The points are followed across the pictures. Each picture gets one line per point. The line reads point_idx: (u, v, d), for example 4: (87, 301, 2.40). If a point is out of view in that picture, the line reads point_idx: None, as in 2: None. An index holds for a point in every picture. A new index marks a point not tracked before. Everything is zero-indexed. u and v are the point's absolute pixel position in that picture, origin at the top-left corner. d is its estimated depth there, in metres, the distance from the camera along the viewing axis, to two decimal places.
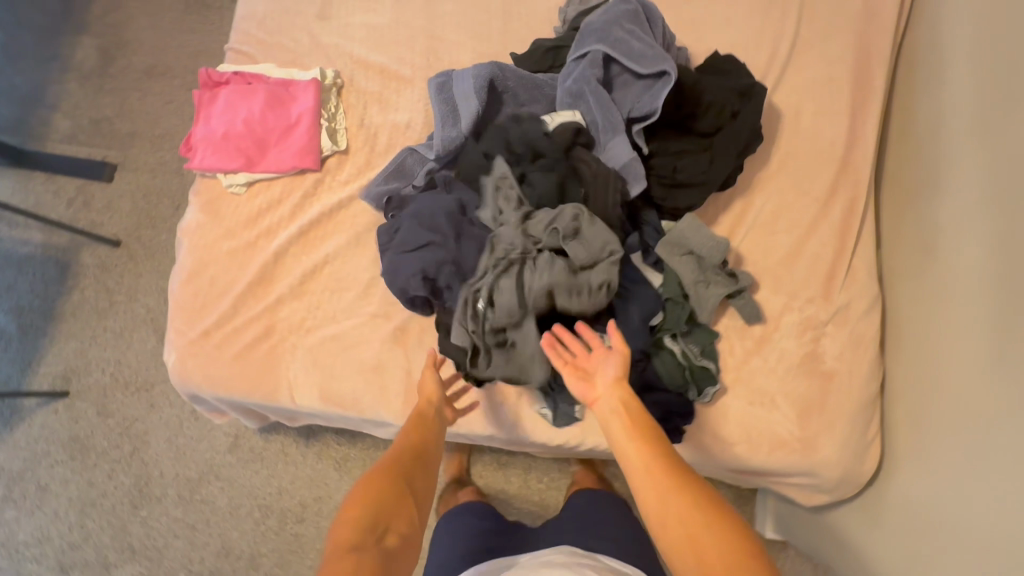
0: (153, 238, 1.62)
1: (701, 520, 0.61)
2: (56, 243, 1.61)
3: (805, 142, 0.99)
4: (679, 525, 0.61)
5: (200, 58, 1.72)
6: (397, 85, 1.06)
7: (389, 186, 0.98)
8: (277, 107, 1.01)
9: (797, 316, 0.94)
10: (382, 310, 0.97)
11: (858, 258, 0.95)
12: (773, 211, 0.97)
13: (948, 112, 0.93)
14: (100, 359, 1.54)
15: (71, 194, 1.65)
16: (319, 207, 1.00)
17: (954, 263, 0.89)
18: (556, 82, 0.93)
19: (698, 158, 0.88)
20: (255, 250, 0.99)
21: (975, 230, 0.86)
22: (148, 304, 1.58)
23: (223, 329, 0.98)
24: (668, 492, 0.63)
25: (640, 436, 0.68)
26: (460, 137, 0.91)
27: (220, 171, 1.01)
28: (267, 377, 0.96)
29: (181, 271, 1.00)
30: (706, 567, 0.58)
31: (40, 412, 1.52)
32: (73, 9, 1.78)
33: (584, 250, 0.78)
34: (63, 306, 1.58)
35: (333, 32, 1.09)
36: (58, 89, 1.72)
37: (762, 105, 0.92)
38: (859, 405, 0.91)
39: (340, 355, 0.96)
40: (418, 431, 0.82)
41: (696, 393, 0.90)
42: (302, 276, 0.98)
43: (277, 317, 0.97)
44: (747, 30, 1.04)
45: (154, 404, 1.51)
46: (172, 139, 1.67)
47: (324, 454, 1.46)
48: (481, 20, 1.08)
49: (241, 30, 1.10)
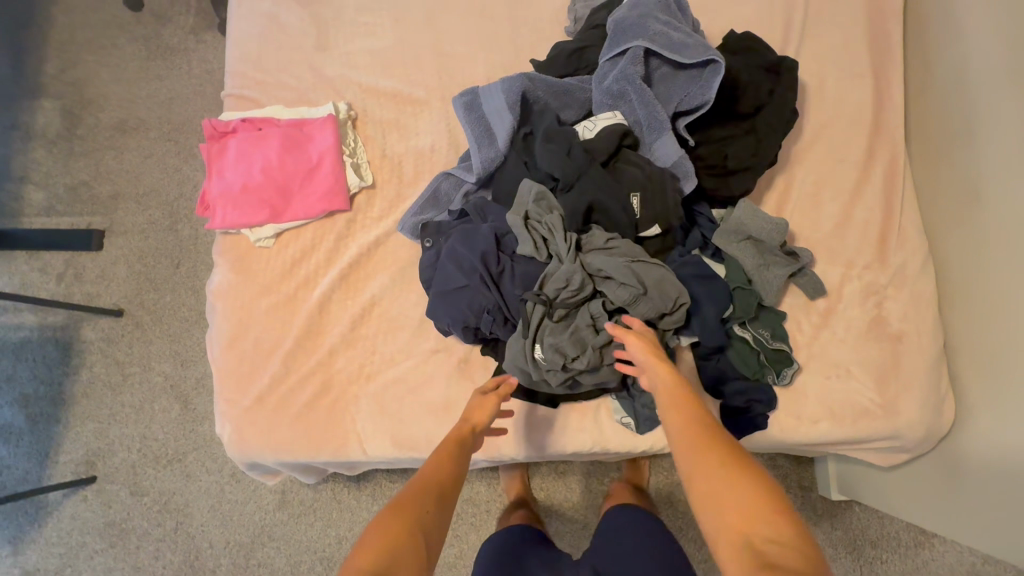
0: (157, 301, 1.53)
1: (725, 464, 0.58)
2: (53, 323, 1.51)
3: (834, 110, 0.99)
4: (709, 485, 0.57)
5: (174, 105, 1.64)
6: (414, 109, 1.02)
7: (426, 215, 0.93)
8: (295, 150, 0.96)
9: (858, 283, 0.94)
10: (442, 345, 0.93)
11: (905, 218, 0.96)
12: (816, 183, 0.97)
13: (970, 60, 0.94)
14: (123, 437, 1.46)
15: (60, 268, 1.55)
16: (356, 248, 0.96)
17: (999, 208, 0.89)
18: (586, 84, 0.90)
19: (745, 142, 0.88)
20: (297, 303, 0.95)
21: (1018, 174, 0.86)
22: (164, 371, 1.49)
23: (277, 390, 0.92)
24: (697, 454, 0.60)
25: (670, 398, 0.67)
26: (499, 156, 0.88)
27: (245, 227, 0.95)
28: (332, 433, 0.91)
29: (221, 337, 0.95)
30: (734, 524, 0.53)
31: (68, 503, 1.42)
32: (26, 72, 1.67)
33: (651, 300, 0.74)
34: (73, 388, 1.49)
35: (336, 63, 1.04)
36: (25, 159, 1.61)
37: (794, 79, 0.92)
38: (932, 362, 0.92)
39: (406, 398, 0.92)
40: (451, 459, 0.69)
41: (774, 376, 0.90)
42: (352, 322, 0.94)
43: (333, 369, 0.93)
44: (758, 4, 1.03)
45: (190, 474, 1.44)
46: (159, 195, 1.59)
47: (378, 495, 1.41)
48: (488, 29, 1.05)
49: (237, 73, 1.04)
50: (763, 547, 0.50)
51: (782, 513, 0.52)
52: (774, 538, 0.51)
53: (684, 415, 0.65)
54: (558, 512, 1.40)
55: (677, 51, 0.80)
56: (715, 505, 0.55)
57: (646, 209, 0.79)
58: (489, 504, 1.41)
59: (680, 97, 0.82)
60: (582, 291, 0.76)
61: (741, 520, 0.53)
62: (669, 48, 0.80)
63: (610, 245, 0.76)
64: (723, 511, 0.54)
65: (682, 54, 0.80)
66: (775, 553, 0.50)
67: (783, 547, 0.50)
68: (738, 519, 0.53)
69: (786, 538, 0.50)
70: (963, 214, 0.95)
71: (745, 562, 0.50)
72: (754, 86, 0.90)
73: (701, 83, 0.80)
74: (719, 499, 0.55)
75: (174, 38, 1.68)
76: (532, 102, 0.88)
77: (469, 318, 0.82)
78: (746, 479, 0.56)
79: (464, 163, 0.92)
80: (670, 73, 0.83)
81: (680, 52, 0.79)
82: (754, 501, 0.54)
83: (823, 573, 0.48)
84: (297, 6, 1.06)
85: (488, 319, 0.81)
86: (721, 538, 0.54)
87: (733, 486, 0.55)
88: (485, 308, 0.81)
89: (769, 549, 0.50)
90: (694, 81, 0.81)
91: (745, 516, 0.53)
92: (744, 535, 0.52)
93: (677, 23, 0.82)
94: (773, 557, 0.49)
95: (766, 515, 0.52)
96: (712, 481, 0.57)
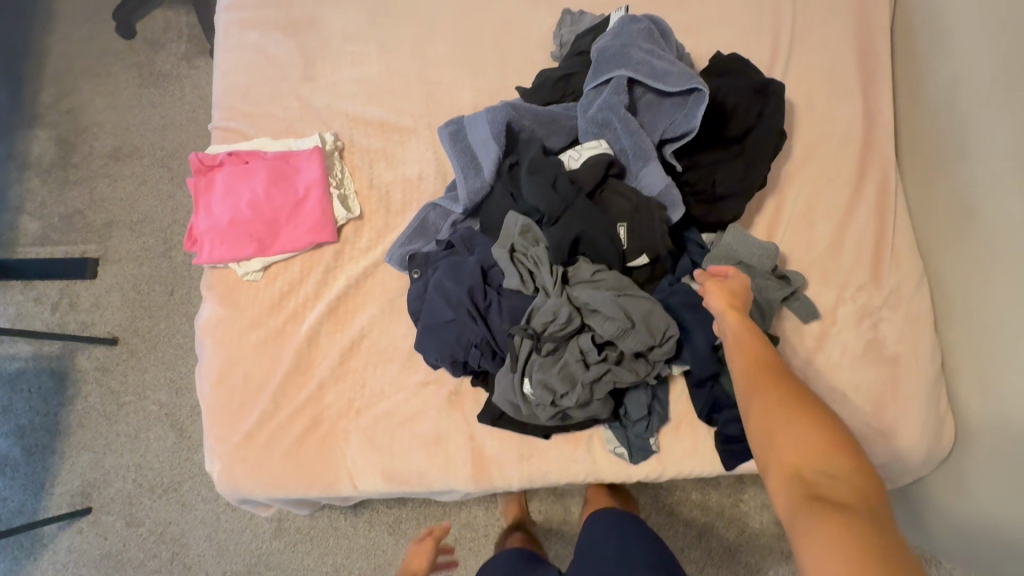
0: (152, 328, 1.53)
1: (790, 405, 0.64)
2: (48, 353, 1.51)
3: (825, 129, 0.98)
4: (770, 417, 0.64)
5: (167, 132, 1.64)
6: (401, 137, 1.02)
7: (413, 245, 0.92)
8: (282, 183, 0.96)
9: (853, 305, 0.93)
10: (432, 376, 0.92)
11: (899, 237, 0.95)
12: (808, 203, 0.96)
13: (961, 78, 0.93)
14: (118, 466, 1.45)
15: (54, 298, 1.55)
16: (344, 280, 0.95)
17: (991, 227, 0.88)
18: (571, 112, 0.89)
19: (735, 166, 0.87)
20: (286, 337, 0.94)
21: (1009, 193, 0.85)
22: (159, 399, 1.49)
23: (267, 425, 0.92)
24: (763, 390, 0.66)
25: (736, 341, 0.72)
26: (486, 185, 0.87)
27: (232, 261, 0.95)
28: (323, 469, 0.90)
29: (210, 373, 0.94)
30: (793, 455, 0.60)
31: (64, 535, 1.42)
32: (20, 102, 1.68)
33: (638, 336, 0.73)
34: (69, 417, 1.48)
35: (322, 93, 1.03)
36: (20, 189, 1.62)
37: (782, 101, 0.91)
38: (928, 384, 0.90)
39: (397, 431, 0.91)
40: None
41: None
42: (342, 355, 0.93)
43: (323, 403, 0.92)
44: (746, 24, 1.02)
45: (186, 503, 1.43)
46: (153, 222, 1.59)
47: (375, 521, 1.40)
48: (474, 55, 1.04)
49: (223, 105, 1.04)
50: (815, 481, 0.58)
51: (839, 451, 0.59)
52: (831, 475, 0.58)
53: (749, 358, 0.70)
54: (557, 535, 1.38)
55: (661, 79, 0.79)
56: (774, 440, 0.62)
57: (634, 238, 0.78)
58: (487, 528, 1.39)
59: (665, 124, 0.82)
60: (570, 325, 0.76)
61: (800, 457, 0.60)
62: (653, 76, 0.80)
63: (597, 278, 0.75)
64: (781, 447, 0.62)
65: (665, 82, 0.79)
66: (825, 485, 0.57)
67: (835, 481, 0.57)
68: (795, 455, 0.60)
69: (843, 477, 0.58)
70: (957, 233, 0.94)
71: (795, 490, 0.58)
72: (742, 109, 0.89)
73: (686, 111, 0.80)
74: (778, 436, 0.62)
75: (166, 64, 1.69)
76: (517, 131, 0.87)
77: (457, 352, 0.81)
78: (809, 427, 0.62)
79: (451, 192, 0.91)
80: (654, 101, 0.83)
81: (663, 80, 0.79)
82: (815, 439, 0.60)
83: (869, 504, 0.56)
84: (283, 37, 1.06)
85: (476, 353, 0.80)
86: (773, 468, 0.62)
87: (796, 429, 0.62)
88: (473, 342, 0.80)
89: (819, 480, 0.58)
90: (678, 109, 0.81)
91: (801, 454, 0.60)
92: (797, 470, 0.59)
93: (660, 51, 0.81)
94: (822, 487, 0.57)
95: (825, 454, 0.59)
96: (774, 415, 0.64)
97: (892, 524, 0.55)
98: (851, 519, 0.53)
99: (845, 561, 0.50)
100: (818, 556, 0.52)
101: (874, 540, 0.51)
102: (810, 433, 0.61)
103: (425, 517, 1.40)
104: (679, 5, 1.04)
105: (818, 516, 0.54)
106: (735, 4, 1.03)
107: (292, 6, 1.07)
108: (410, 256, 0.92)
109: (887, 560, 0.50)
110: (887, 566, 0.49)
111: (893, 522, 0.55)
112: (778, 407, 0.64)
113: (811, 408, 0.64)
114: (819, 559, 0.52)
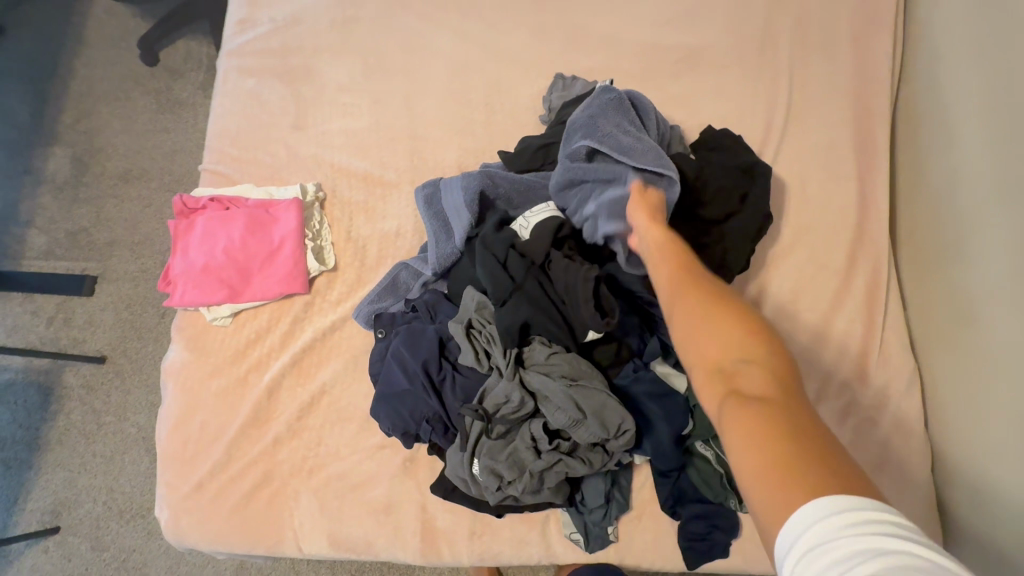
0: (140, 349, 1.54)
1: (708, 305, 0.61)
2: (38, 366, 1.54)
3: (815, 212, 0.95)
4: (691, 320, 0.61)
5: (177, 158, 1.69)
6: (383, 192, 1.02)
7: (380, 304, 0.89)
8: (259, 230, 0.96)
9: (835, 401, 0.87)
10: (388, 440, 0.90)
11: (888, 333, 0.90)
12: (793, 290, 0.92)
13: (961, 171, 0.89)
14: (91, 487, 1.45)
15: (51, 312, 1.58)
16: (311, 332, 0.94)
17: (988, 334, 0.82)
18: (548, 182, 0.88)
19: (712, 253, 0.84)
20: (247, 387, 0.93)
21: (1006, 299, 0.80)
22: (138, 422, 1.49)
23: (219, 476, 0.90)
24: (687, 299, 0.63)
25: (660, 252, 0.71)
26: (456, 252, 0.85)
27: (202, 305, 0.95)
28: (269, 528, 0.88)
29: (168, 416, 0.93)
30: (714, 353, 0.57)
31: (28, 553, 1.41)
32: (44, 120, 1.75)
33: (592, 429, 0.70)
34: (50, 433, 1.50)
35: (310, 142, 1.05)
36: (33, 204, 1.67)
37: (768, 186, 0.88)
38: (913, 495, 0.84)
39: (348, 495, 0.88)
40: None
41: (738, 501, 0.83)
42: (300, 410, 0.91)
43: (277, 459, 0.90)
44: (740, 99, 1.00)
45: (152, 531, 1.42)
46: (153, 244, 1.62)
47: (337, 569, 1.36)
48: (463, 114, 1.04)
49: (214, 148, 1.06)
50: (735, 373, 0.54)
51: (759, 340, 0.56)
52: (748, 363, 0.54)
53: (673, 270, 0.68)
54: None
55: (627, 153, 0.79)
56: (696, 342, 0.59)
57: None
58: None
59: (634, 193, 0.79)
60: (521, 409, 0.73)
61: (720, 353, 0.57)
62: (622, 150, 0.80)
63: (553, 362, 0.73)
64: (703, 348, 0.58)
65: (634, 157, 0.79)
66: (743, 374, 0.54)
67: (755, 368, 0.54)
68: (715, 347, 0.58)
69: (760, 362, 0.54)
70: (953, 333, 0.88)
71: (716, 388, 0.55)
72: (725, 193, 0.86)
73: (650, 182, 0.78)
74: (699, 335, 0.59)
75: (183, 93, 1.75)
76: (492, 198, 0.86)
77: (408, 425, 0.78)
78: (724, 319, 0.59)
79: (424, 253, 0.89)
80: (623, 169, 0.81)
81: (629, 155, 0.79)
82: (730, 333, 0.58)
83: (789, 385, 0.52)
84: (279, 85, 1.08)
85: (427, 427, 0.78)
86: (696, 367, 0.58)
87: (714, 327, 0.59)
88: (425, 416, 0.78)
89: (739, 371, 0.54)
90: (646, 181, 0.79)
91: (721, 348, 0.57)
92: (718, 364, 0.56)
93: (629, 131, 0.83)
94: (742, 376, 0.54)
95: (743, 342, 0.56)
96: (695, 319, 0.61)
97: (810, 407, 0.51)
98: (765, 408, 0.49)
99: (756, 438, 0.48)
100: (736, 451, 0.49)
101: (791, 418, 0.49)
102: (726, 328, 0.58)
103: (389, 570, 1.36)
104: (672, 76, 1.03)
105: (736, 409, 0.51)
106: (729, 79, 1.02)
107: (291, 56, 1.09)
108: (376, 315, 0.89)
109: (799, 442, 0.47)
110: (799, 449, 0.46)
111: (810, 403, 0.52)
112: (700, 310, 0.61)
113: (733, 305, 0.61)
114: (738, 450, 0.49)
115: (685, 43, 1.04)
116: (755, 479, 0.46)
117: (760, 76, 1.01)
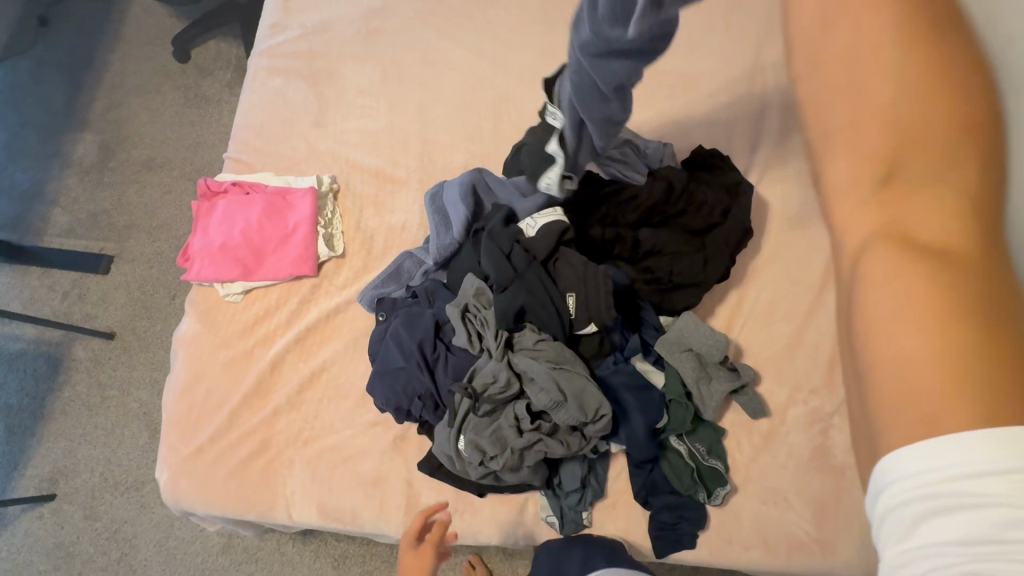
0: (149, 328, 1.61)
1: (964, 154, 0.49)
2: (49, 339, 1.60)
3: (794, 231, 1.01)
4: (958, 183, 0.48)
5: (199, 149, 1.77)
6: (393, 188, 1.09)
7: (385, 289, 0.95)
8: (275, 216, 1.03)
9: (803, 407, 0.92)
10: (381, 418, 0.95)
11: None
12: (769, 302, 0.98)
13: None
14: (89, 458, 1.50)
15: (66, 287, 1.65)
16: (315, 313, 1.01)
17: None
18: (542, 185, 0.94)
19: (693, 259, 0.91)
20: (252, 360, 0.99)
21: None
22: (141, 398, 1.55)
23: (218, 442, 0.95)
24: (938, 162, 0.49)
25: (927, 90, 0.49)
26: (454, 243, 0.92)
27: (217, 282, 1.01)
28: (262, 494, 0.93)
29: (176, 383, 0.99)
30: (945, 211, 0.48)
31: (24, 518, 1.46)
32: (76, 107, 1.84)
33: (571, 412, 0.75)
34: (54, 404, 1.55)
35: (329, 139, 1.12)
36: (58, 184, 1.75)
37: (749, 202, 0.95)
38: None
39: (339, 466, 0.94)
40: None
41: (706, 494, 0.88)
42: (300, 385, 0.97)
43: (274, 429, 0.96)
44: (729, 123, 1.08)
45: (145, 504, 1.46)
46: (169, 229, 1.70)
47: (321, 552, 1.40)
48: (472, 122, 1.12)
49: (239, 139, 1.14)
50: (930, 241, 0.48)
51: (970, 214, 0.48)
52: (943, 239, 0.47)
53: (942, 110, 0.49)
54: None
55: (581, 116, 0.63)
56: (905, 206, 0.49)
57: (583, 311, 0.81)
58: None
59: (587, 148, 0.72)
60: (507, 390, 0.79)
61: (923, 227, 0.48)
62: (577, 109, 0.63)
63: (538, 346, 0.79)
64: (923, 210, 0.49)
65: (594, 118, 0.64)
66: (948, 245, 0.47)
67: (954, 237, 0.47)
68: (882, 207, 0.50)
69: (958, 238, 0.47)
70: None
71: (888, 250, 0.48)
72: (709, 206, 0.93)
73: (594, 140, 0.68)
74: (924, 182, 0.49)
75: (211, 89, 1.84)
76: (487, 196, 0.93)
77: (400, 401, 0.84)
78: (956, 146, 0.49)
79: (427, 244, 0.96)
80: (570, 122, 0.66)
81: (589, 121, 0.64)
82: (957, 196, 0.48)
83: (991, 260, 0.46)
84: (304, 86, 1.16)
85: (419, 404, 0.84)
86: (847, 166, 0.52)
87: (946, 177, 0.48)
88: (417, 392, 0.84)
89: (934, 243, 0.47)
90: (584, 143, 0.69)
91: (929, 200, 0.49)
92: (910, 238, 0.48)
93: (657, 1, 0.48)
94: (946, 251, 0.47)
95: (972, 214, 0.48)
96: (939, 172, 0.49)
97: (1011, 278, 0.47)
98: (963, 288, 0.45)
99: (930, 342, 0.45)
100: (894, 343, 0.46)
101: (1003, 325, 0.44)
102: (959, 158, 0.48)
103: (372, 557, 1.39)
104: (669, 99, 1.11)
105: (917, 285, 0.46)
106: (721, 105, 1.09)
107: (317, 60, 1.18)
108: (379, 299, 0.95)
109: (996, 346, 0.43)
110: (993, 354, 0.43)
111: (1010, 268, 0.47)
112: (853, 128, 0.51)
113: (974, 149, 0.49)
114: (901, 340, 0.46)
115: (682, 70, 1.12)
116: (888, 396, 0.46)
117: (749, 104, 1.09)
